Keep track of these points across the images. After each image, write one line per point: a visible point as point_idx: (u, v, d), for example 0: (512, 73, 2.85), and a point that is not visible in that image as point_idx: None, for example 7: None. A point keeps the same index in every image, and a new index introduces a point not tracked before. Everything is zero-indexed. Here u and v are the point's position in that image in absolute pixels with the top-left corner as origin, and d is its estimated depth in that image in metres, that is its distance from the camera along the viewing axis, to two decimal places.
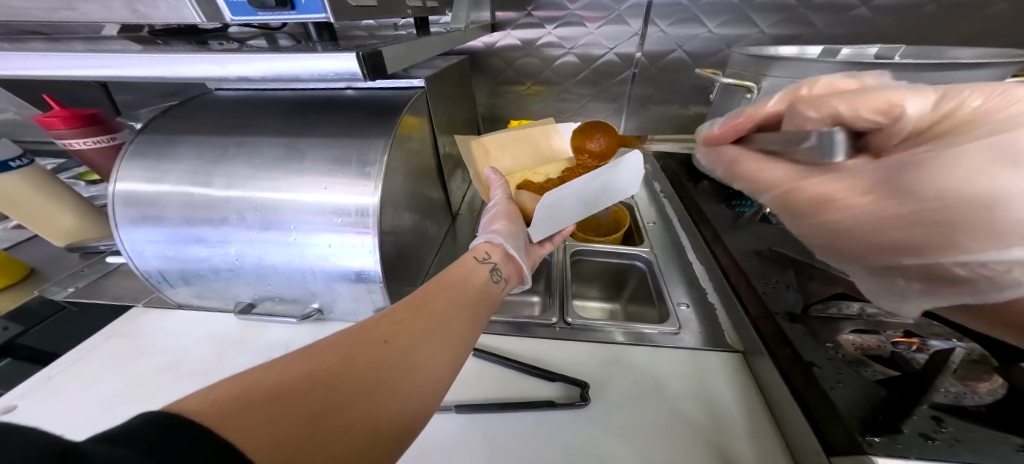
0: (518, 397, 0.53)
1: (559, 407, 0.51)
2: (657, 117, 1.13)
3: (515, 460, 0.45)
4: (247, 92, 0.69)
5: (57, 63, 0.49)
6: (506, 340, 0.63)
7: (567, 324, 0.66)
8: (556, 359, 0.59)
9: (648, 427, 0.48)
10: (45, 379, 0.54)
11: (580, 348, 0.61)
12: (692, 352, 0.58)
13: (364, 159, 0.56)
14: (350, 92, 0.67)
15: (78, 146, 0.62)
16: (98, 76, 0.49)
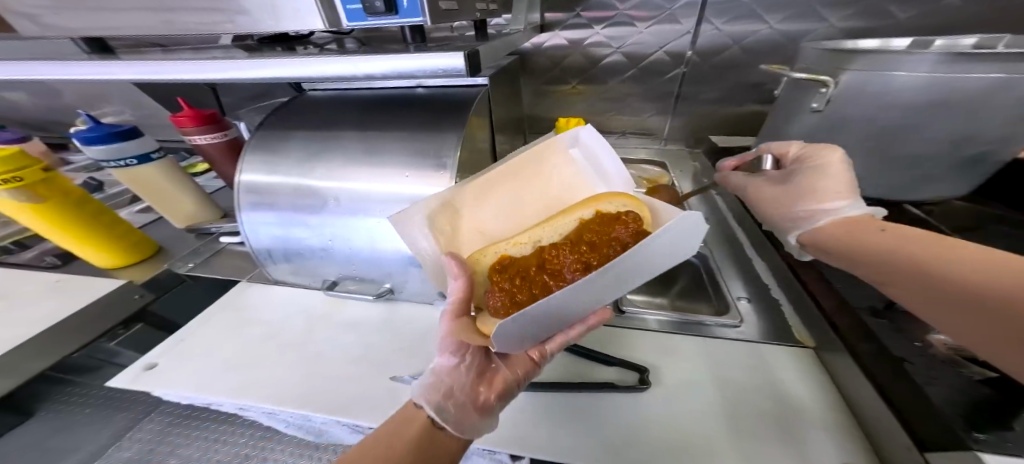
0: (581, 379, 0.56)
1: (620, 390, 0.52)
2: (708, 114, 1.12)
3: (584, 434, 0.47)
4: (332, 92, 0.77)
5: (209, 70, 0.58)
6: None
7: (621, 313, 0.68)
8: (616, 347, 0.61)
9: (715, 414, 0.48)
10: (178, 341, 0.65)
11: (639, 336, 0.63)
12: (754, 345, 0.58)
13: (441, 152, 0.61)
14: (421, 91, 0.73)
15: (201, 141, 0.73)
16: (242, 79, 0.58)
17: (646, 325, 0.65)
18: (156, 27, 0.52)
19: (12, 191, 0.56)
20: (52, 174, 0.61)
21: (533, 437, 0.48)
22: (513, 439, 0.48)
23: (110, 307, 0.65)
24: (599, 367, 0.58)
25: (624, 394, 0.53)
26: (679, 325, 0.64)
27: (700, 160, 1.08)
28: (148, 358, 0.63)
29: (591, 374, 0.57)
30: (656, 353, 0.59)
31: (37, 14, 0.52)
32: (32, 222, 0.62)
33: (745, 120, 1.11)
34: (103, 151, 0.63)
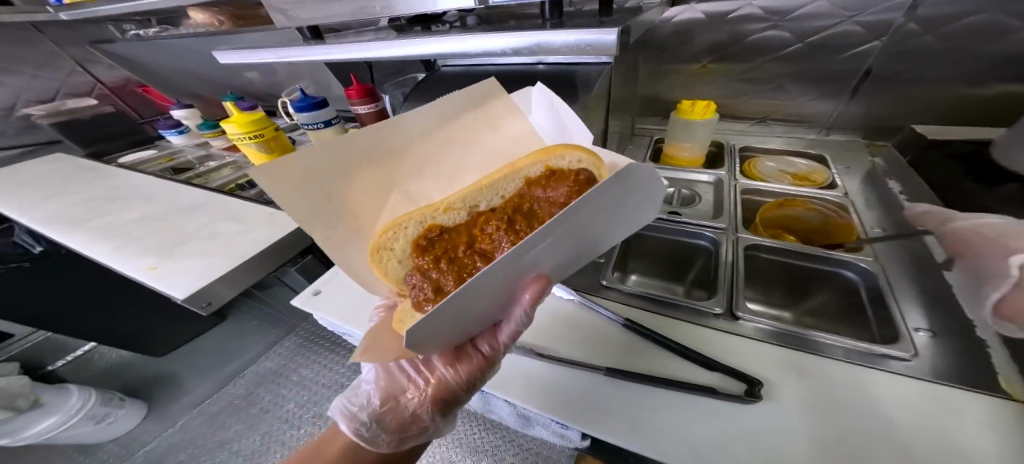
0: (674, 375, 0.51)
1: (720, 396, 0.46)
2: (905, 101, 0.85)
3: (676, 431, 0.44)
4: (462, 68, 0.83)
5: (376, 47, 0.68)
6: (659, 320, 0.60)
7: (734, 318, 0.57)
8: (718, 348, 0.54)
9: (846, 450, 0.39)
10: (335, 275, 0.80)
11: (755, 345, 0.53)
12: (926, 386, 0.44)
13: None
14: (541, 67, 0.73)
15: (361, 112, 0.88)
16: (401, 55, 0.66)
17: (766, 332, 0.54)
18: (353, 13, 0.63)
19: (258, 143, 0.78)
20: (278, 134, 0.81)
21: (615, 421, 0.47)
22: (596, 418, 0.47)
23: (296, 240, 0.85)
24: (692, 366, 0.52)
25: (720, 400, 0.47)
26: (811, 340, 0.52)
27: (879, 159, 0.84)
28: (315, 285, 0.79)
29: (683, 370, 0.51)
30: (768, 362, 0.50)
31: (289, 10, 0.68)
32: None
33: (972, 110, 0.81)
34: (306, 116, 0.83)
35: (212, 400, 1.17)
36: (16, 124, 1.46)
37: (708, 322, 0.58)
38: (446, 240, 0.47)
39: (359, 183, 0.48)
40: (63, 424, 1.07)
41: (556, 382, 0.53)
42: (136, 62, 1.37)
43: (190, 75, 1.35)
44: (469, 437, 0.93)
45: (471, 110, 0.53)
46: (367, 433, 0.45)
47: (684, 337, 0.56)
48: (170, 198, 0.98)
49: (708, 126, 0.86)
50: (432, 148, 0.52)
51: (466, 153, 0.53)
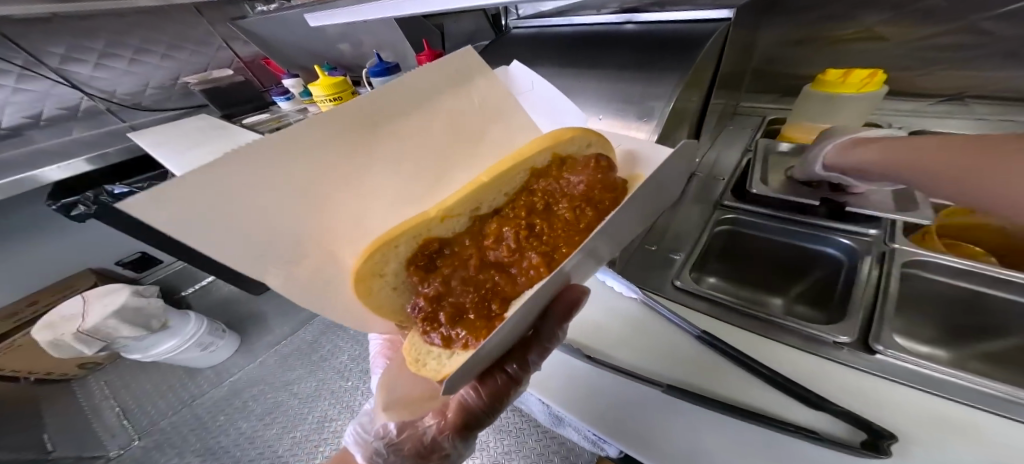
0: (762, 408, 0.40)
1: (831, 446, 0.34)
2: None
3: None
4: (533, 30, 0.75)
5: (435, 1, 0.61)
6: (747, 338, 0.48)
7: (871, 353, 0.41)
8: (832, 386, 0.40)
9: None
10: None
11: (893, 391, 0.38)
12: None
13: (648, 99, 0.51)
14: (630, 27, 0.62)
15: None
16: (460, 8, 0.59)
17: (920, 376, 0.39)
18: None
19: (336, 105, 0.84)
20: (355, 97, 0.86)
21: (674, 449, 0.39)
22: (652, 437, 0.40)
23: None
24: (789, 400, 0.40)
25: (830, 452, 0.35)
26: (1001, 401, 0.35)
27: None
28: None
29: (775, 403, 0.40)
30: (918, 416, 0.36)
31: None
32: None
33: None
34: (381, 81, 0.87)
35: (285, 343, 1.36)
36: (179, 90, 1.83)
37: (821, 350, 0.44)
38: (452, 257, 0.41)
39: (325, 192, 0.40)
40: (180, 347, 1.25)
41: (604, 386, 0.47)
42: (259, 37, 1.59)
43: (297, 47, 1.52)
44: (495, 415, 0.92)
45: (449, 93, 0.48)
46: (385, 461, 0.43)
47: (782, 364, 0.44)
48: None
49: (864, 102, 0.67)
50: (409, 143, 0.46)
51: (445, 147, 0.48)
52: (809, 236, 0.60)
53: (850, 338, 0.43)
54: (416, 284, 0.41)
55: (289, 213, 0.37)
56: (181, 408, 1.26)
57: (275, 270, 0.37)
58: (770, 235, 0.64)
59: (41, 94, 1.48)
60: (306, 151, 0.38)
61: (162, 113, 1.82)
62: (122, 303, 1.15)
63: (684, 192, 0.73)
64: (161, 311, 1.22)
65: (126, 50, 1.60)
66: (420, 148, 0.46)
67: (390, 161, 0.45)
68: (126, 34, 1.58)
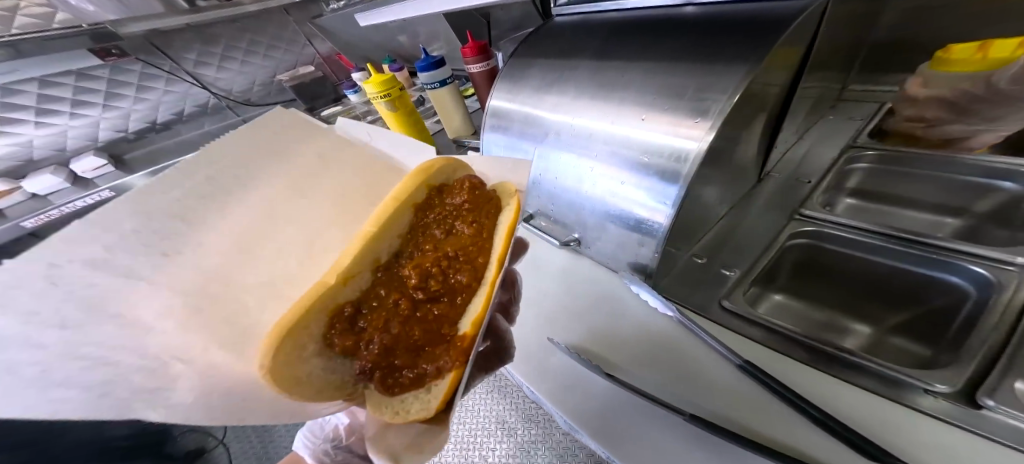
0: (795, 449, 0.34)
1: None
2: None
3: None
4: (579, 16, 0.69)
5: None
6: (798, 370, 0.41)
7: (975, 407, 0.32)
8: (912, 441, 0.32)
9: None
10: None
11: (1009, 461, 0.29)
12: None
13: (704, 92, 0.44)
14: (691, 9, 0.53)
15: (474, 71, 0.86)
16: None
17: None
18: None
19: (388, 102, 0.80)
20: (404, 93, 0.82)
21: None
22: None
23: None
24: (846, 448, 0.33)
25: None
26: None
27: None
28: None
29: (826, 451, 0.33)
30: None
31: None
32: (391, 126, 0.88)
33: None
34: (427, 76, 0.86)
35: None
36: (276, 86, 2.12)
37: (900, 395, 0.35)
38: (375, 311, 0.45)
39: (205, 285, 0.44)
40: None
41: (624, 406, 0.44)
42: (333, 33, 1.75)
43: (365, 43, 1.64)
44: (525, 404, 0.95)
45: (293, 167, 0.57)
46: (331, 460, 0.47)
47: (845, 408, 0.36)
48: None
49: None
50: (284, 221, 0.53)
51: (324, 212, 0.55)
52: (917, 258, 0.47)
53: (951, 388, 0.33)
54: (345, 349, 0.43)
55: (168, 326, 0.40)
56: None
57: (153, 402, 0.33)
58: (865, 254, 0.53)
59: (181, 94, 1.87)
60: (202, 252, 0.45)
61: (264, 107, 2.13)
62: None
63: (755, 197, 0.62)
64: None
65: (238, 53, 1.91)
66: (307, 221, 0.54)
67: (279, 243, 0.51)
68: (237, 38, 1.88)
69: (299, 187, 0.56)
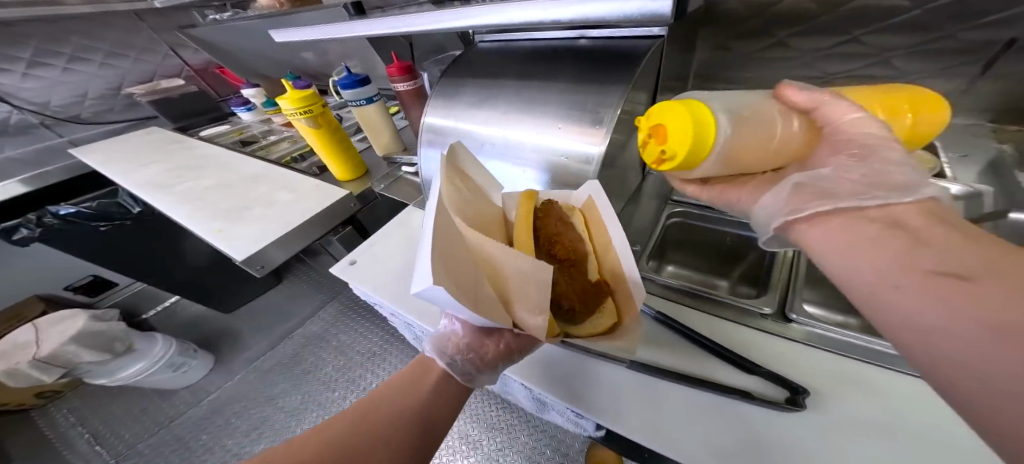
0: (702, 375, 0.48)
1: (756, 402, 0.42)
2: None
3: (689, 435, 0.42)
4: (500, 44, 0.80)
5: (427, 20, 0.70)
6: (690, 316, 0.56)
7: (785, 320, 0.51)
8: (760, 353, 0.48)
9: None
10: (368, 245, 0.75)
11: (802, 354, 0.47)
12: None
13: (600, 108, 0.58)
14: (583, 42, 0.68)
15: (400, 89, 0.89)
16: (449, 28, 0.67)
17: (821, 338, 0.48)
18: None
19: (308, 119, 0.75)
20: (327, 110, 0.78)
21: (638, 422, 0.45)
22: (623, 415, 0.46)
23: (340, 208, 0.83)
24: (729, 368, 0.47)
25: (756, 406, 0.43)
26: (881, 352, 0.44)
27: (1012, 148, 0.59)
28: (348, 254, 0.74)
29: (719, 371, 0.47)
30: (816, 370, 0.45)
31: None
32: (313, 143, 0.83)
33: None
34: (351, 94, 0.83)
35: (266, 358, 1.46)
36: (124, 101, 1.69)
37: (751, 323, 0.52)
38: (560, 274, 0.44)
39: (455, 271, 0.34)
40: (149, 369, 1.26)
41: (578, 371, 0.52)
42: (212, 44, 1.51)
43: (259, 58, 1.49)
44: (488, 416, 1.22)
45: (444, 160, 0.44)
46: (457, 367, 0.46)
47: (723, 338, 0.52)
48: (231, 166, 1.02)
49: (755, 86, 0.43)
50: (452, 208, 0.41)
51: (465, 201, 0.45)
52: (748, 226, 0.68)
53: (772, 310, 0.52)
54: (559, 306, 0.42)
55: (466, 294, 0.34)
56: (159, 429, 1.31)
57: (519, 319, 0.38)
58: (715, 226, 0.73)
59: None
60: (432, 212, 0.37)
61: (106, 126, 1.70)
62: (81, 330, 1.19)
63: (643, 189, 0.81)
64: (123, 336, 1.25)
65: (57, 58, 1.46)
66: (461, 203, 0.44)
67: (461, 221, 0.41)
68: (57, 41, 1.42)
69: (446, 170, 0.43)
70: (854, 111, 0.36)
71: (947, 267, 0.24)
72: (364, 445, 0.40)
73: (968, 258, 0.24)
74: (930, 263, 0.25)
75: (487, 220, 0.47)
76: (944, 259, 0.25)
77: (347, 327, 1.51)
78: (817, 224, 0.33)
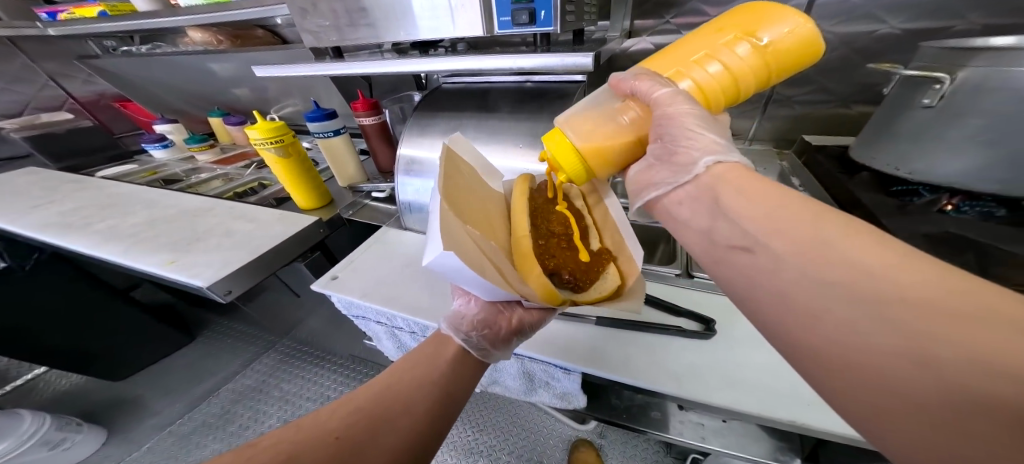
0: (647, 321, 0.63)
1: (687, 335, 0.59)
2: (818, 118, 0.89)
3: (645, 365, 0.57)
4: (460, 85, 0.95)
5: (399, 63, 0.82)
6: None
7: (690, 277, 0.71)
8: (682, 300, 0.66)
9: (763, 368, 0.53)
10: (348, 262, 0.81)
11: (706, 298, 0.66)
12: None
13: (548, 135, 0.76)
14: (528, 84, 0.87)
15: (365, 123, 0.98)
16: (423, 69, 0.81)
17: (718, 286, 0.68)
18: (383, 35, 0.79)
19: (277, 148, 0.78)
20: (297, 141, 0.82)
21: (614, 363, 0.58)
22: (594, 364, 0.59)
23: (308, 235, 0.84)
24: (664, 314, 0.64)
25: (681, 338, 0.60)
26: None
27: (790, 158, 0.91)
28: (329, 272, 0.79)
29: (657, 316, 0.64)
30: (717, 307, 0.64)
31: (318, 32, 0.85)
32: (277, 171, 0.84)
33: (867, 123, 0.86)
34: (318, 126, 0.89)
35: (183, 421, 1.29)
36: None
37: (673, 282, 0.71)
38: (559, 249, 0.58)
39: (462, 245, 0.42)
40: (15, 449, 1.04)
41: (559, 334, 0.66)
42: (121, 76, 1.42)
43: (186, 91, 1.42)
44: (465, 440, 1.23)
45: (446, 162, 0.54)
46: (477, 341, 0.56)
47: (656, 293, 0.69)
48: (161, 202, 0.94)
49: (603, 86, 0.50)
50: (455, 196, 0.51)
51: (472, 196, 0.57)
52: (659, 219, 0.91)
53: (681, 271, 0.73)
54: (560, 274, 0.56)
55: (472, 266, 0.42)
56: None
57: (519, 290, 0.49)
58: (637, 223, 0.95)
59: None
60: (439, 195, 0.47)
61: None
62: None
63: None
64: None
65: None
66: (466, 197, 0.55)
67: (462, 202, 0.52)
68: None
69: (449, 167, 0.55)
70: (659, 88, 0.40)
71: (752, 251, 0.30)
72: (403, 400, 0.47)
73: (788, 259, 0.27)
74: (727, 238, 0.32)
75: (492, 212, 0.60)
76: (762, 256, 0.29)
77: (289, 375, 1.38)
78: (667, 200, 0.39)
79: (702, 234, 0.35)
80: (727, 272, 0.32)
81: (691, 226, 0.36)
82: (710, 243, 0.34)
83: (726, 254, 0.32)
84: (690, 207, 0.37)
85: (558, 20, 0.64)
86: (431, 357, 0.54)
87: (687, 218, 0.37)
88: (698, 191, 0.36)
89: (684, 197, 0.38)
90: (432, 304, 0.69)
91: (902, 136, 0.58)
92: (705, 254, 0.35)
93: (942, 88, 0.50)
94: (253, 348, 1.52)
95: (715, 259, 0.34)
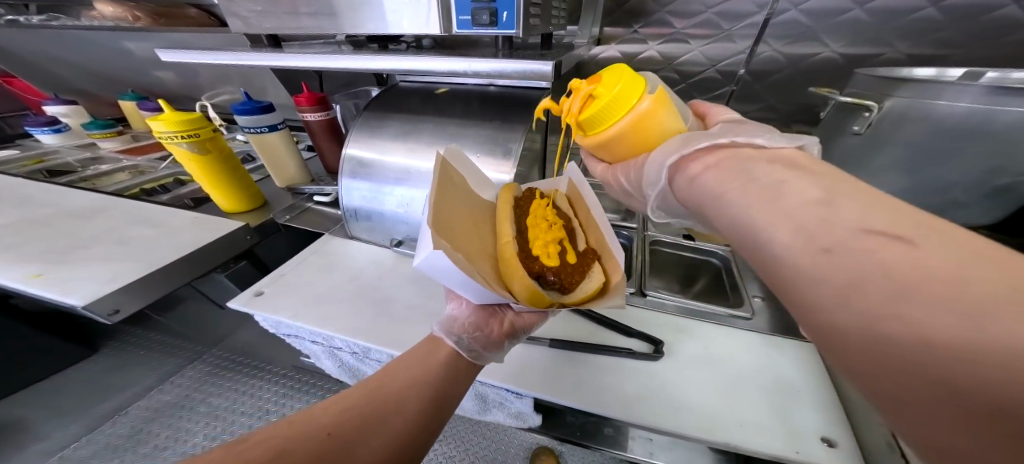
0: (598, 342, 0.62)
1: (637, 356, 0.58)
2: None
3: (594, 388, 0.54)
4: (419, 85, 0.90)
5: (345, 58, 0.75)
6: None
7: (643, 294, 0.70)
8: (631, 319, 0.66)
9: (706, 393, 0.52)
10: (278, 275, 0.73)
11: (656, 316, 0.66)
12: (763, 336, 0.61)
13: (506, 143, 0.72)
14: (492, 88, 0.83)
15: (310, 119, 0.89)
16: (370, 67, 0.74)
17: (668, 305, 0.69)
18: (328, 25, 0.71)
19: (190, 143, 0.68)
20: (217, 136, 0.72)
21: (563, 387, 0.55)
22: (540, 388, 0.56)
23: (231, 243, 0.74)
24: (615, 334, 0.63)
25: (630, 360, 0.58)
26: (691, 310, 0.67)
27: None
28: (255, 286, 0.71)
29: (608, 336, 0.62)
30: (666, 326, 0.64)
31: (251, 16, 0.76)
32: (192, 171, 0.73)
33: None
34: (249, 120, 0.79)
35: (79, 445, 1.12)
36: None
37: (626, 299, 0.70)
38: (546, 249, 0.56)
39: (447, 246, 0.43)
40: None
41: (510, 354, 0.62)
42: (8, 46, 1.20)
43: (99, 68, 1.23)
44: None
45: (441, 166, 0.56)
46: (468, 342, 0.48)
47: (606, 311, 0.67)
48: (43, 199, 0.79)
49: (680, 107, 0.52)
50: (441, 201, 0.52)
51: (459, 203, 0.58)
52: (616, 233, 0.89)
53: (635, 288, 0.72)
54: (545, 274, 0.53)
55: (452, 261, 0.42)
56: None
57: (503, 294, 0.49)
58: None
59: None
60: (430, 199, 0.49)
61: None
62: None
63: None
64: None
65: None
66: (450, 198, 0.55)
67: (448, 207, 0.53)
68: None
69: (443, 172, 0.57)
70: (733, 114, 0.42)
71: (881, 226, 0.21)
72: (400, 396, 0.41)
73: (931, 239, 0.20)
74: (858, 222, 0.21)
75: (478, 222, 0.60)
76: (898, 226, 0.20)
77: (220, 388, 1.24)
78: (749, 154, 0.31)
79: (792, 196, 0.25)
80: (829, 259, 0.21)
81: (776, 192, 0.26)
82: (804, 210, 0.24)
83: (835, 224, 0.22)
84: (779, 173, 0.27)
85: (521, 24, 0.59)
86: (428, 355, 0.47)
87: (773, 181, 0.27)
88: (786, 160, 0.29)
89: (771, 160, 0.29)
90: (371, 323, 0.63)
91: (835, 159, 0.60)
92: (790, 227, 0.24)
93: (870, 116, 0.52)
94: (177, 361, 1.35)
95: (811, 236, 0.23)
